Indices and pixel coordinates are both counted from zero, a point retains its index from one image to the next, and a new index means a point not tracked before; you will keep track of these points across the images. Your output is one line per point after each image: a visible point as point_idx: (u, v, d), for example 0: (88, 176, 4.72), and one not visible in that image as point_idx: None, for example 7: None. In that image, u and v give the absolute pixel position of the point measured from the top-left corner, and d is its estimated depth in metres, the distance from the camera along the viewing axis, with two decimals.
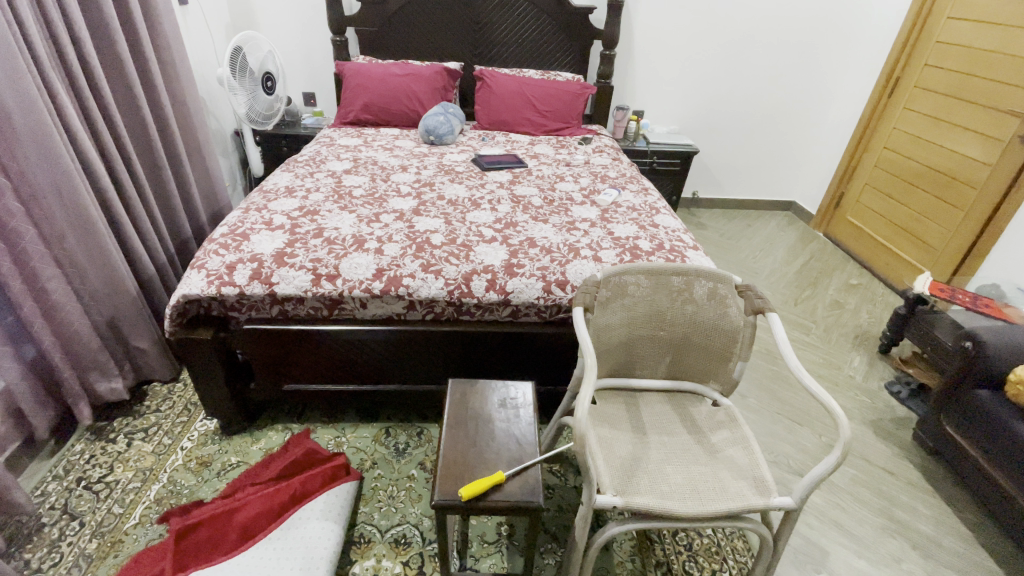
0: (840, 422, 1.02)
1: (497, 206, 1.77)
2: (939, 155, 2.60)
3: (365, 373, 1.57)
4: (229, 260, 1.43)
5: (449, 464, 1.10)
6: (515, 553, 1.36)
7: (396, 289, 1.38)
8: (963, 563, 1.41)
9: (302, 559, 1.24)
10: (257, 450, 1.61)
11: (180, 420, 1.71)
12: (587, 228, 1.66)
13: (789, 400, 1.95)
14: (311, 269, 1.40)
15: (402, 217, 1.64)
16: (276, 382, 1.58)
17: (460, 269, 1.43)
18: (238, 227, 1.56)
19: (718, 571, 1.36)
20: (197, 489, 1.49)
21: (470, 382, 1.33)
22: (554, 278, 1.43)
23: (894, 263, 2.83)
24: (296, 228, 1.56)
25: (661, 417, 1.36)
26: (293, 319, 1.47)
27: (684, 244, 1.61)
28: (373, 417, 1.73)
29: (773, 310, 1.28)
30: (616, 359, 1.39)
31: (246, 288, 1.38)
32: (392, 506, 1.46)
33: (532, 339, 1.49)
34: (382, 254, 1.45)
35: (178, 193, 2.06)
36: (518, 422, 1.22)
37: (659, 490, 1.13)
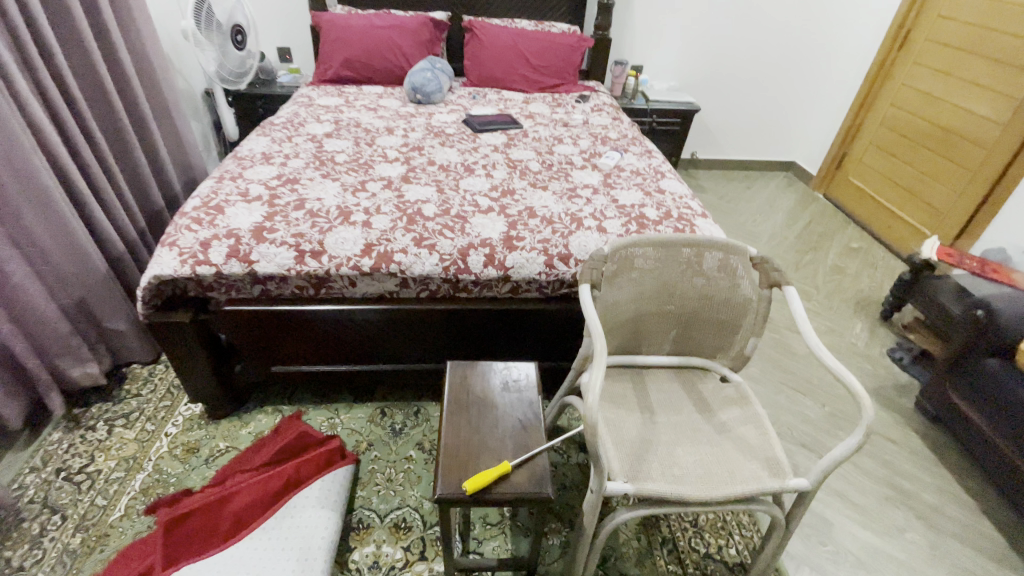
0: (863, 403, 0.97)
1: (493, 171, 1.65)
2: (949, 112, 2.50)
3: (357, 353, 1.49)
4: (204, 237, 1.31)
5: (452, 454, 1.04)
6: (519, 534, 1.33)
7: (387, 266, 1.28)
8: (965, 531, 1.43)
9: (298, 549, 1.20)
10: (246, 434, 1.54)
11: (163, 404, 1.63)
12: (589, 195, 1.56)
13: (792, 370, 1.92)
14: (294, 245, 1.29)
15: (390, 185, 1.52)
16: (263, 364, 1.49)
17: (455, 243, 1.32)
18: (211, 199, 1.43)
19: (724, 546, 1.34)
20: (185, 477, 1.43)
21: (470, 364, 1.25)
22: (557, 252, 1.34)
23: (896, 226, 2.76)
24: (274, 199, 1.43)
25: (669, 395, 1.30)
26: (277, 299, 1.37)
27: (693, 211, 1.52)
28: (367, 395, 1.67)
29: (790, 284, 1.20)
30: (622, 336, 1.32)
31: (223, 267, 1.27)
32: (391, 489, 1.42)
33: (533, 316, 1.41)
34: (370, 228, 1.34)
35: (147, 159, 1.90)
36: (523, 407, 1.16)
37: (671, 475, 1.08)
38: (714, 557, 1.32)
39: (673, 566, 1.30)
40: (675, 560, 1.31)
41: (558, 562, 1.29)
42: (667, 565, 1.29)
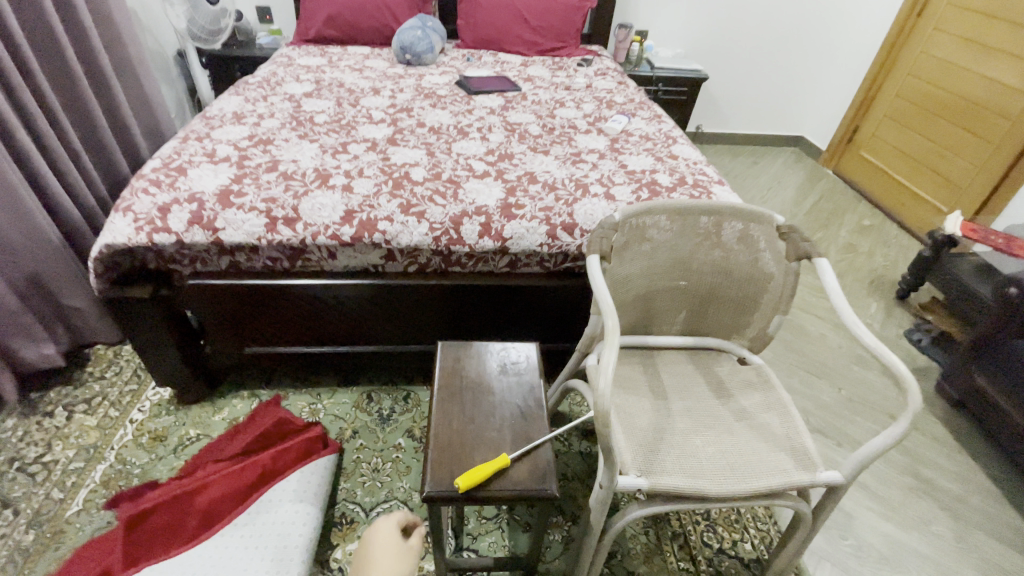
0: (910, 387, 0.86)
1: (489, 135, 1.50)
2: (970, 82, 2.36)
3: (340, 334, 1.35)
4: (162, 201, 1.16)
5: (442, 447, 0.92)
6: (517, 529, 1.22)
7: (370, 235, 1.14)
8: (993, 524, 1.34)
9: (274, 549, 1.08)
10: (220, 421, 1.41)
11: (129, 388, 1.49)
12: (595, 160, 1.42)
13: (806, 352, 1.82)
14: (264, 211, 1.14)
15: (374, 148, 1.37)
16: (235, 344, 1.36)
17: (447, 211, 1.18)
18: (173, 161, 1.28)
19: (738, 541, 1.24)
20: (150, 468, 1.30)
21: (463, 345, 1.12)
22: (560, 221, 1.20)
23: (910, 203, 2.64)
24: (244, 161, 1.28)
25: (683, 379, 1.18)
26: (248, 273, 1.23)
27: (708, 178, 1.38)
28: (353, 379, 1.54)
29: (821, 256, 1.08)
30: (632, 315, 1.19)
31: (185, 235, 1.12)
32: (377, 481, 1.30)
33: (534, 293, 1.28)
34: (351, 192, 1.20)
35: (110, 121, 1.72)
36: (522, 392, 1.04)
37: (688, 468, 0.96)
38: (728, 553, 1.22)
39: (684, 563, 1.20)
40: (686, 557, 1.21)
41: (559, 559, 1.19)
42: (678, 562, 1.19)
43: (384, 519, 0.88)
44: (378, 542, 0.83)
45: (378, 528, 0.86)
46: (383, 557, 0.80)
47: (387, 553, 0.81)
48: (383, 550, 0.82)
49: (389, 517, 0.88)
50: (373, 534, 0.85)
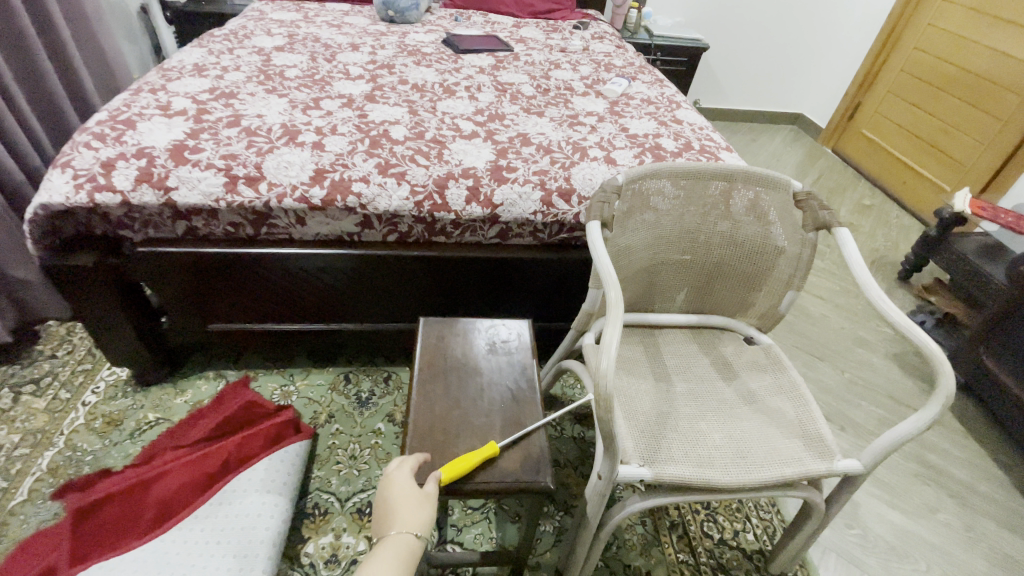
0: (943, 368, 0.77)
1: (478, 94, 1.37)
2: (978, 55, 2.27)
3: (313, 310, 1.23)
4: (107, 156, 1.03)
5: (423, 433, 0.82)
6: (505, 520, 1.14)
7: (343, 198, 1.02)
8: (1000, 511, 1.28)
9: (237, 544, 0.98)
10: (182, 404, 1.29)
11: (81, 368, 1.36)
12: (594, 123, 1.30)
13: (807, 334, 1.75)
14: (224, 169, 1.02)
15: (350, 104, 1.24)
16: (197, 321, 1.23)
17: (431, 172, 1.06)
18: (122, 113, 1.14)
19: (740, 531, 1.17)
20: (104, 455, 1.18)
21: (448, 322, 1.02)
22: (556, 186, 1.09)
23: (911, 182, 2.56)
24: (203, 114, 1.14)
25: (687, 359, 1.08)
26: (207, 240, 1.10)
27: (716, 144, 1.27)
28: (329, 359, 1.43)
29: (842, 226, 0.98)
30: (633, 290, 1.09)
31: (132, 195, 0.99)
32: (354, 469, 1.20)
33: (526, 266, 1.18)
34: (323, 150, 1.07)
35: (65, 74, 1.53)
36: (513, 373, 0.94)
37: (694, 456, 0.87)
38: (729, 544, 1.15)
39: (683, 555, 1.12)
40: (685, 549, 1.13)
41: (551, 552, 1.10)
42: (676, 554, 1.12)
43: (393, 466, 0.73)
44: (394, 496, 0.69)
45: (390, 477, 0.72)
46: (407, 510, 0.68)
47: (411, 506, 0.68)
48: (404, 504, 0.68)
49: (399, 463, 0.74)
50: (386, 485, 0.71)
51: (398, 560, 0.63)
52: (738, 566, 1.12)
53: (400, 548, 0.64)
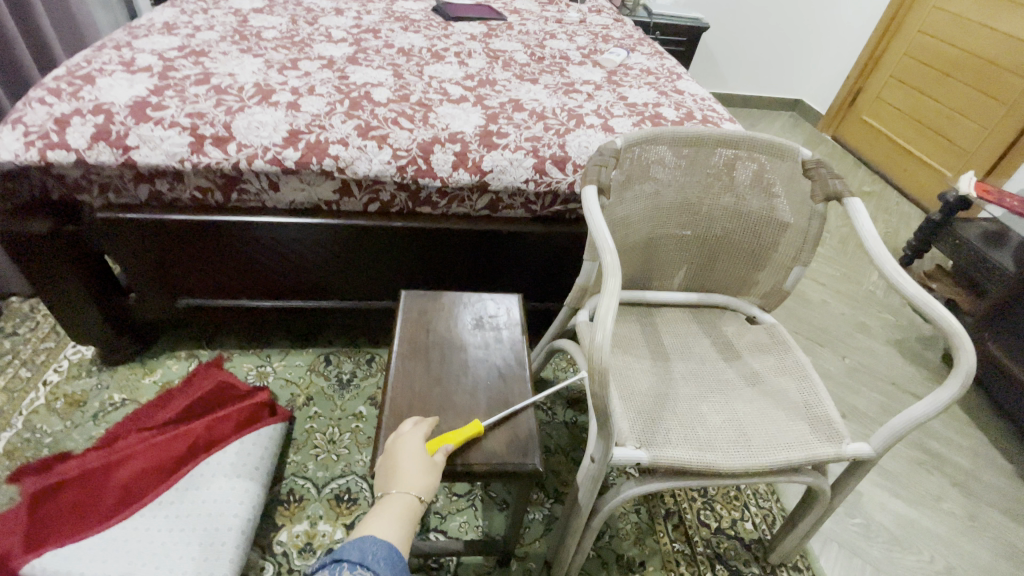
0: (963, 345, 0.71)
1: (468, 60, 1.30)
2: (984, 38, 2.21)
3: (290, 286, 1.16)
4: (62, 112, 0.95)
5: (401, 412, 0.75)
6: (492, 507, 1.08)
7: (320, 161, 0.94)
8: (1004, 500, 1.24)
9: (202, 532, 0.91)
10: (150, 384, 1.22)
11: (44, 346, 1.28)
12: (591, 91, 1.23)
13: (807, 319, 1.69)
14: (189, 128, 0.94)
15: (331, 66, 1.16)
16: (164, 296, 1.15)
17: (415, 136, 0.99)
18: (81, 69, 1.06)
19: (738, 520, 1.12)
20: (64, 437, 1.11)
21: (433, 296, 0.95)
22: (550, 153, 1.02)
23: (912, 169, 2.52)
24: (169, 72, 1.06)
25: (686, 339, 1.02)
26: (173, 206, 1.02)
27: (718, 115, 1.21)
28: (310, 340, 1.36)
29: (853, 196, 0.92)
30: (630, 265, 1.02)
31: (88, 153, 0.91)
32: (333, 454, 1.13)
33: (517, 240, 1.11)
34: (298, 110, 1.00)
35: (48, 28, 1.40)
36: (501, 350, 0.87)
37: (694, 439, 0.82)
38: (727, 533, 1.10)
39: (679, 544, 1.07)
40: (681, 538, 1.08)
41: (540, 541, 1.04)
42: (672, 544, 1.07)
43: (403, 429, 0.70)
44: (401, 455, 0.65)
45: (398, 439, 0.68)
46: (412, 471, 0.63)
47: (417, 468, 0.64)
48: (410, 465, 0.64)
49: (410, 426, 0.70)
50: (394, 445, 0.67)
51: (400, 521, 0.58)
52: (736, 557, 1.07)
53: (401, 508, 0.59)
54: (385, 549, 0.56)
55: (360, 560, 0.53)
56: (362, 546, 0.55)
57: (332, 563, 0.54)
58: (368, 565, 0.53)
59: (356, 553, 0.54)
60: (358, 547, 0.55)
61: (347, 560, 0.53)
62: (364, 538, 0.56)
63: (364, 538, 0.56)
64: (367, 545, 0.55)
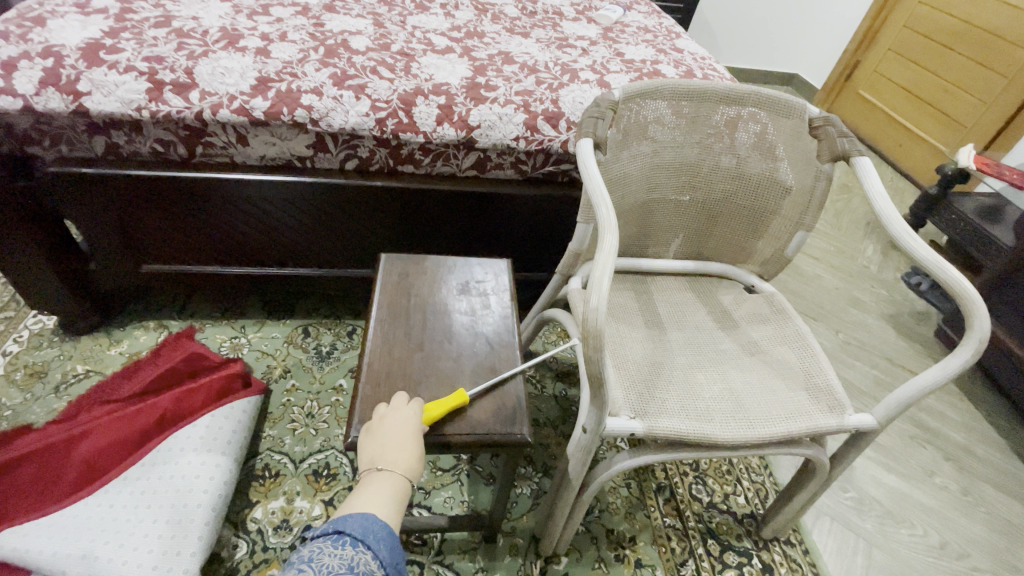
0: (978, 309, 0.67)
1: (455, 12, 1.21)
2: (987, 8, 2.15)
3: (266, 251, 1.09)
4: (4, 53, 0.85)
5: (379, 380, 0.69)
6: (478, 482, 1.04)
7: (292, 111, 0.87)
8: (998, 475, 1.23)
9: (169, 508, 0.86)
10: (117, 355, 1.15)
11: (1, 315, 1.20)
12: (586, 47, 1.15)
13: (802, 293, 1.66)
14: (147, 73, 0.85)
15: (305, 13, 1.07)
16: (127, 261, 1.07)
17: (396, 86, 0.91)
18: (29, 9, 0.96)
19: (730, 494, 1.10)
20: (23, 411, 1.04)
21: (415, 259, 0.89)
22: (542, 108, 0.95)
23: (908, 145, 2.48)
24: (126, 14, 0.97)
25: (682, 307, 0.98)
26: (132, 161, 0.94)
27: (719, 74, 1.14)
28: (287, 311, 1.29)
29: (862, 156, 0.87)
30: (625, 230, 0.97)
31: (35, 100, 0.83)
32: (311, 428, 1.08)
33: (506, 203, 1.05)
34: (267, 56, 0.91)
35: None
36: (488, 316, 0.82)
37: (691, 409, 0.77)
38: (719, 508, 1.07)
39: (670, 519, 1.04)
40: (672, 513, 1.05)
41: (528, 516, 1.01)
42: (663, 519, 1.04)
43: (396, 403, 0.64)
44: (398, 431, 0.60)
45: (390, 413, 0.63)
46: (411, 450, 0.59)
47: (415, 447, 0.60)
48: (408, 442, 0.60)
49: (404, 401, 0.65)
50: (387, 419, 0.62)
51: (395, 502, 0.55)
52: (729, 531, 1.04)
53: (401, 489, 0.56)
54: (386, 531, 0.52)
55: (362, 536, 0.50)
56: (365, 521, 0.51)
57: (334, 534, 0.50)
58: (369, 546, 0.50)
59: (359, 527, 0.51)
60: (361, 522, 0.51)
61: (349, 533, 0.50)
62: (365, 514, 0.52)
63: (367, 514, 0.52)
64: (369, 522, 0.51)
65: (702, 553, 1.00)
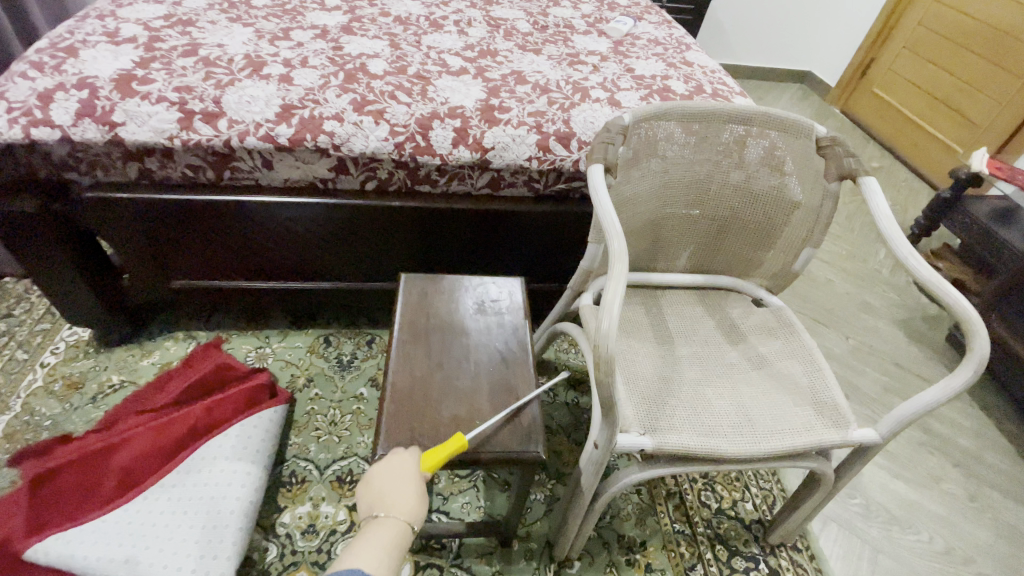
0: (978, 331, 0.70)
1: (468, 29, 1.24)
2: (1005, 6, 2.12)
3: (288, 267, 1.13)
4: (43, 86, 0.90)
5: (402, 399, 0.73)
6: (494, 489, 1.08)
7: (315, 137, 0.90)
8: (1006, 481, 1.25)
9: (205, 514, 0.91)
10: (149, 365, 1.21)
11: (40, 327, 1.26)
12: (596, 63, 1.18)
13: (812, 299, 1.67)
14: (178, 103, 0.90)
15: (324, 35, 1.11)
16: (158, 276, 1.13)
17: (413, 111, 0.95)
18: (63, 40, 1.00)
19: (739, 500, 1.13)
20: (63, 420, 1.10)
21: (433, 278, 0.92)
22: (554, 129, 0.98)
23: (923, 144, 2.45)
24: (155, 42, 1.01)
25: (691, 321, 1.01)
26: (164, 185, 0.98)
27: (729, 88, 1.16)
28: (309, 321, 1.34)
29: (869, 176, 0.89)
30: (636, 246, 1.00)
31: (73, 130, 0.87)
32: (334, 435, 1.13)
33: (519, 220, 1.08)
34: (290, 84, 0.95)
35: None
36: (503, 334, 0.85)
37: (700, 424, 0.81)
38: (728, 514, 1.10)
39: (680, 525, 1.08)
40: (682, 518, 1.08)
41: (541, 522, 1.05)
42: (672, 524, 1.07)
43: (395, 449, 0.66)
44: (395, 477, 0.62)
45: (390, 459, 0.64)
46: (409, 496, 0.60)
47: (413, 492, 0.61)
48: (407, 487, 0.61)
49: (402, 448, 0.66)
50: (386, 465, 0.63)
51: (389, 551, 0.55)
52: (736, 537, 1.07)
53: (396, 537, 0.56)
54: None
55: None
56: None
57: None
58: None
59: None
60: None
61: None
62: (353, 570, 0.52)
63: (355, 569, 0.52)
64: None
65: (710, 558, 1.03)
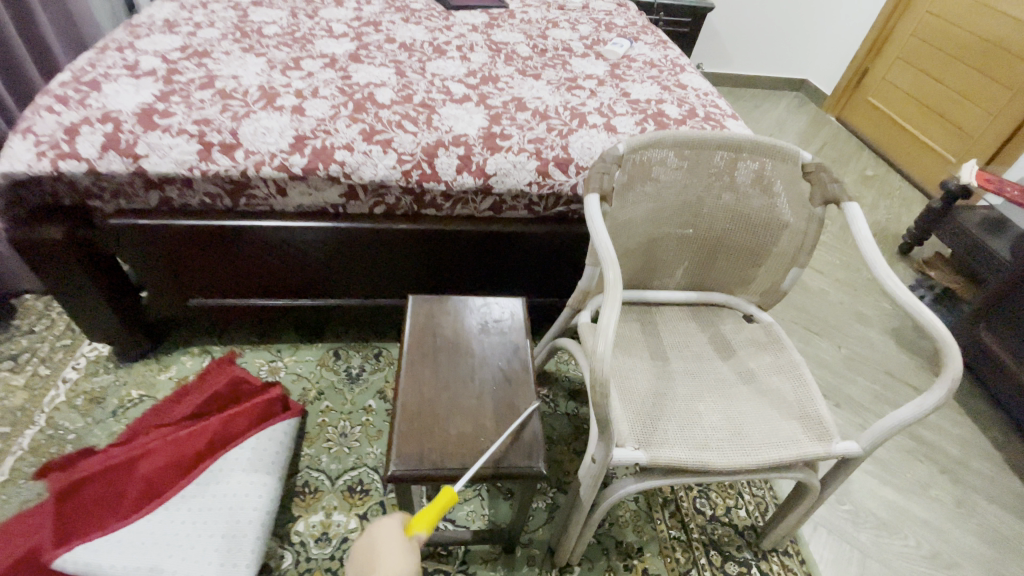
0: (950, 352, 0.74)
1: (470, 54, 1.29)
2: (995, 19, 2.16)
3: (300, 285, 1.19)
4: (70, 120, 0.96)
5: (412, 417, 0.78)
6: (498, 498, 1.13)
7: (326, 166, 0.96)
8: (991, 487, 1.29)
9: (225, 524, 0.96)
10: (166, 380, 1.26)
11: (61, 343, 1.32)
12: (593, 87, 1.22)
13: (806, 308, 1.72)
14: (197, 136, 0.95)
15: (333, 64, 1.16)
16: (176, 295, 1.18)
17: (419, 139, 1.00)
18: (85, 73, 1.06)
19: (732, 507, 1.17)
20: (86, 434, 1.15)
21: (439, 299, 0.98)
22: (552, 155, 1.03)
23: (916, 153, 2.50)
24: (173, 75, 1.07)
25: (685, 337, 1.05)
26: (183, 212, 1.04)
27: (721, 111, 1.21)
28: (318, 335, 1.39)
29: (852, 200, 0.93)
30: (632, 266, 1.04)
31: (98, 163, 0.93)
32: (345, 446, 1.18)
33: (520, 240, 1.13)
34: (303, 114, 1.00)
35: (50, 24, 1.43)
36: (505, 352, 0.90)
37: (691, 438, 0.85)
38: (721, 520, 1.15)
39: (675, 531, 1.12)
40: (677, 525, 1.13)
41: (543, 529, 1.10)
42: (668, 531, 1.12)
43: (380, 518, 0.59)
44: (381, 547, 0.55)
45: (375, 529, 0.58)
46: (399, 561, 0.54)
47: (403, 558, 0.54)
48: (395, 553, 0.54)
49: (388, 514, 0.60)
50: (371, 537, 0.57)
51: None
52: (730, 542, 1.12)
53: None
54: None
55: None
56: None
57: None
58: None
59: None
60: None
61: None
62: None
63: None
64: None
65: (705, 563, 1.08)
